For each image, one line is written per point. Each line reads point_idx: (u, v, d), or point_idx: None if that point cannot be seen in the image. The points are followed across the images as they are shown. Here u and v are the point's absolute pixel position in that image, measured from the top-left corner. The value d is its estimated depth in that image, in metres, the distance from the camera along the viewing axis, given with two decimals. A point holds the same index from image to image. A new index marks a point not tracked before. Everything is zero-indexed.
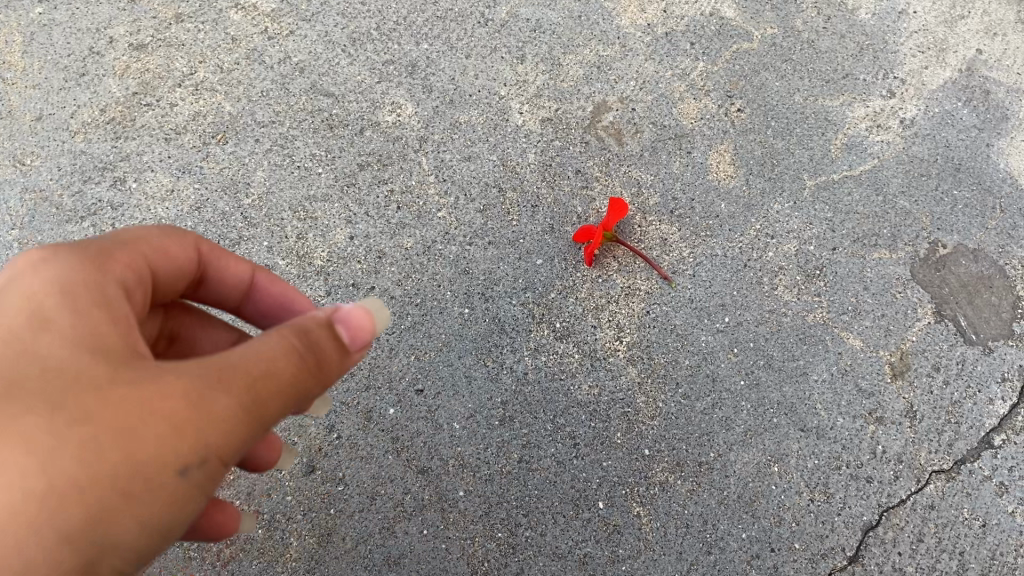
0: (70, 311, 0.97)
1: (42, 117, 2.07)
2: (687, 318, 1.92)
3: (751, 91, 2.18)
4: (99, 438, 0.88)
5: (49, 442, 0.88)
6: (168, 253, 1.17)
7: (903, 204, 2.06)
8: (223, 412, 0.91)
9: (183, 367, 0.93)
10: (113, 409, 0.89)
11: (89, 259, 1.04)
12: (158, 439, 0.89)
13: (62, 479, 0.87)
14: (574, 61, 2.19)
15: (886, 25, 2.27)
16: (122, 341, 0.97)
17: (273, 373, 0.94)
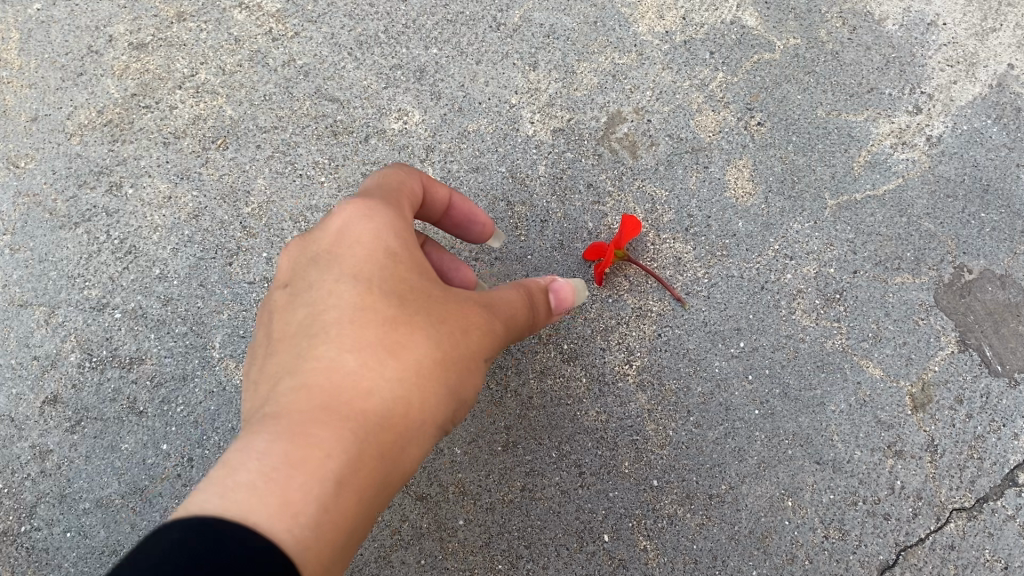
0: (401, 290, 1.24)
1: (37, 117, 2.01)
2: (701, 343, 1.85)
3: (773, 104, 2.09)
4: (444, 382, 1.22)
5: (417, 395, 1.19)
6: (413, 194, 1.41)
7: (928, 225, 1.97)
8: (499, 341, 1.33)
9: (479, 307, 1.30)
10: (452, 364, 1.23)
11: (401, 233, 1.29)
12: (469, 368, 1.26)
13: (423, 422, 1.20)
14: (588, 69, 2.10)
15: (914, 38, 2.15)
16: (451, 309, 1.26)
17: (520, 326, 1.39)
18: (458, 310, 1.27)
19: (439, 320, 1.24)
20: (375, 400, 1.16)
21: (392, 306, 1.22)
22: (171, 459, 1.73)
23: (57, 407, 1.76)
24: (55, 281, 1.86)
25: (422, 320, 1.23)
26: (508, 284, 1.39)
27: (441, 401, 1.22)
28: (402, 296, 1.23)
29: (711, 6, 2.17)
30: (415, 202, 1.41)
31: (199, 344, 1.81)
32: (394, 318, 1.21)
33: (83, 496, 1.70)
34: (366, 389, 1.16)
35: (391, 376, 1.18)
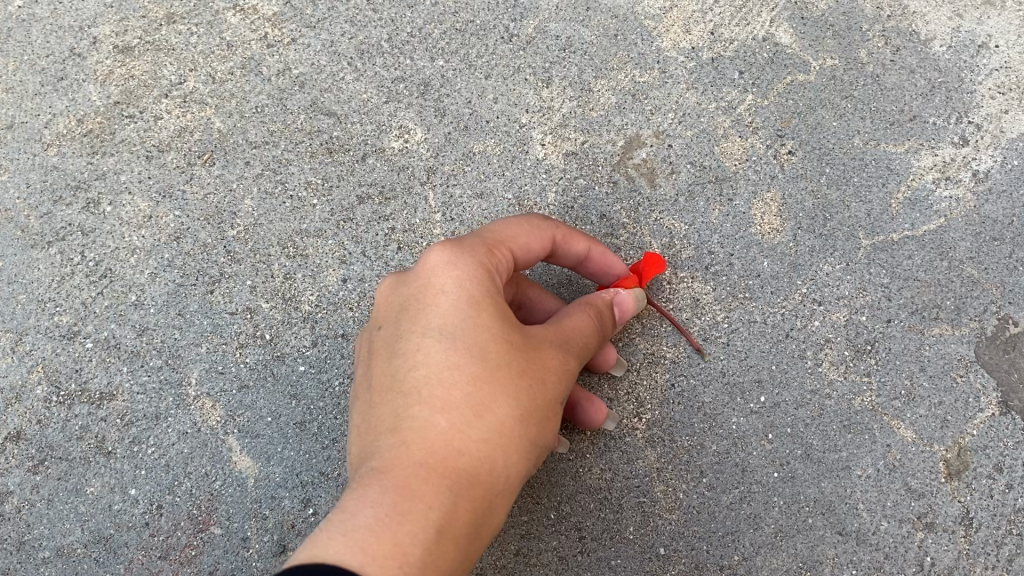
0: (487, 342, 1.24)
1: (14, 125, 1.89)
2: (717, 396, 1.71)
3: (805, 130, 1.92)
4: (533, 431, 1.23)
5: (505, 448, 1.21)
6: (528, 248, 1.44)
7: (971, 271, 1.81)
8: (575, 377, 1.33)
9: (559, 347, 1.31)
10: (534, 413, 1.24)
11: (487, 278, 1.29)
12: (555, 412, 1.28)
13: (515, 471, 1.22)
14: (606, 87, 1.94)
15: (963, 61, 1.97)
16: (535, 356, 1.27)
17: (592, 355, 1.38)
18: (541, 356, 1.27)
19: (526, 367, 1.25)
20: (466, 457, 1.18)
21: (480, 358, 1.22)
22: (138, 506, 1.60)
23: (20, 444, 1.64)
24: (25, 305, 1.74)
25: (508, 371, 1.23)
26: (579, 310, 1.39)
27: (528, 450, 1.24)
28: (489, 345, 1.24)
29: (742, 21, 2.00)
30: (521, 249, 1.43)
31: (174, 380, 1.68)
32: (481, 373, 1.22)
33: (44, 543, 1.58)
34: (459, 445, 1.18)
35: (482, 432, 1.19)
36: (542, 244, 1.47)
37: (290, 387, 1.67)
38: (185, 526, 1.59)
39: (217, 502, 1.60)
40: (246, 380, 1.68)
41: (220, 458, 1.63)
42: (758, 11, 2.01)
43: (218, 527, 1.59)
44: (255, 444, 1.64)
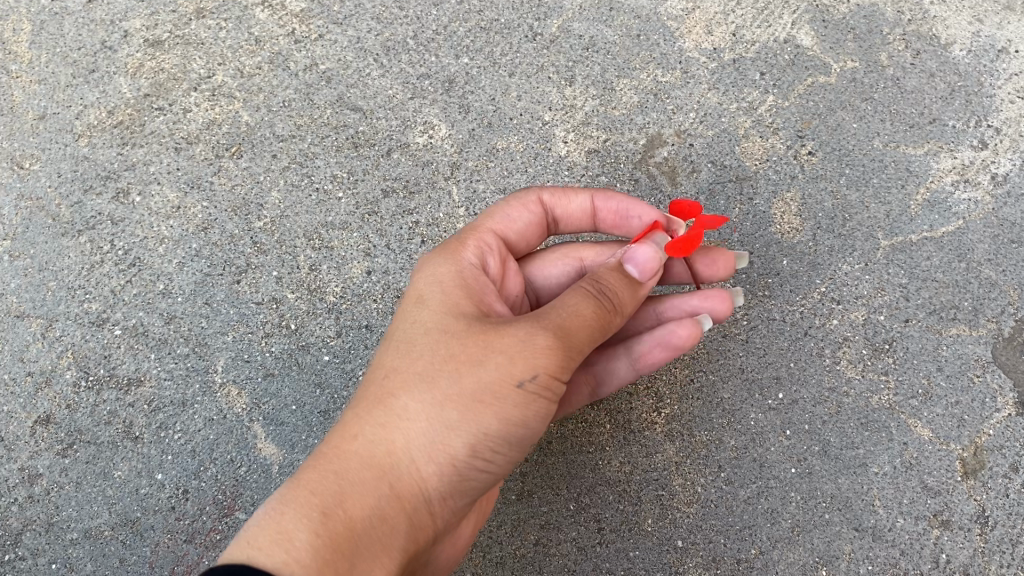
0: (423, 335, 1.24)
1: (45, 115, 1.92)
2: (736, 392, 1.73)
3: (825, 132, 1.94)
4: (453, 415, 1.16)
5: (415, 434, 1.18)
6: (510, 221, 1.49)
7: (988, 273, 1.82)
8: (546, 358, 1.15)
9: (524, 324, 1.18)
10: (457, 398, 1.17)
11: (444, 272, 1.33)
12: (503, 397, 1.15)
13: (431, 457, 1.17)
14: (628, 86, 1.96)
15: (983, 65, 1.99)
16: (478, 340, 1.19)
17: (584, 335, 1.19)
18: (484, 338, 1.19)
19: (456, 352, 1.20)
20: (367, 443, 1.19)
21: (409, 348, 1.24)
22: (165, 490, 1.63)
23: (49, 428, 1.67)
24: (54, 292, 1.77)
25: (432, 357, 1.21)
26: (574, 289, 1.23)
27: (453, 436, 1.16)
28: (424, 335, 1.24)
29: (763, 23, 2.02)
30: (506, 226, 1.49)
31: (200, 367, 1.71)
32: (402, 362, 1.23)
33: (71, 525, 1.60)
34: (365, 432, 1.20)
35: (392, 419, 1.19)
36: (531, 213, 1.51)
37: (315, 377, 1.70)
38: (210, 511, 1.61)
39: (242, 488, 1.63)
40: (272, 368, 1.70)
41: (245, 444, 1.65)
42: (779, 14, 2.04)
43: (243, 512, 1.61)
44: (279, 431, 1.66)
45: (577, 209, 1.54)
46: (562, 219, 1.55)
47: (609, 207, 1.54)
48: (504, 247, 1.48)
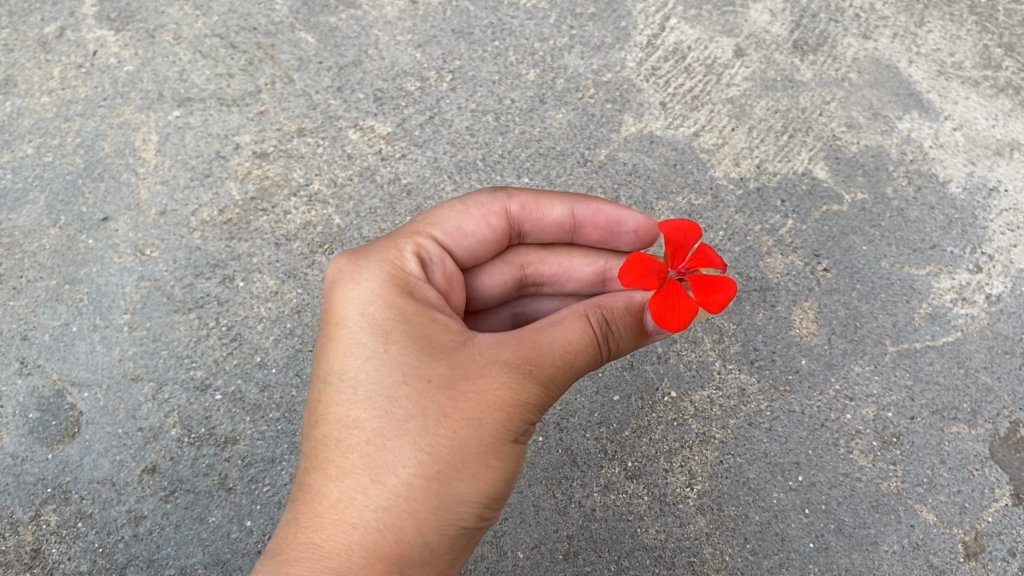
0: (395, 394, 1.32)
1: (165, 211, 2.23)
2: (761, 473, 1.96)
3: (838, 252, 2.22)
4: (463, 483, 1.29)
5: (425, 506, 1.28)
6: (467, 232, 1.59)
7: (985, 379, 2.06)
8: (533, 409, 1.32)
9: (510, 372, 1.31)
10: (462, 464, 1.29)
11: (399, 297, 1.40)
12: (500, 456, 1.31)
13: (439, 528, 1.29)
14: (665, 207, 2.28)
15: (977, 201, 2.30)
16: (458, 401, 1.30)
17: (566, 375, 1.35)
18: (471, 393, 1.30)
19: (445, 410, 1.30)
20: (377, 522, 1.28)
21: (387, 403, 1.32)
22: (253, 535, 1.85)
23: (155, 476, 1.91)
24: (165, 360, 2.03)
25: (419, 418, 1.30)
26: (573, 328, 1.36)
27: (458, 500, 1.29)
28: (400, 388, 1.32)
29: (785, 158, 2.34)
30: (460, 236, 1.59)
31: (289, 430, 1.95)
32: (386, 427, 1.31)
33: (171, 562, 1.84)
34: (372, 509, 1.29)
35: (390, 492, 1.29)
36: (495, 224, 1.61)
37: None
38: None
39: None
40: None
41: None
42: (798, 151, 2.36)
43: None
44: None
45: (552, 219, 1.65)
46: (530, 228, 1.66)
47: (589, 221, 1.66)
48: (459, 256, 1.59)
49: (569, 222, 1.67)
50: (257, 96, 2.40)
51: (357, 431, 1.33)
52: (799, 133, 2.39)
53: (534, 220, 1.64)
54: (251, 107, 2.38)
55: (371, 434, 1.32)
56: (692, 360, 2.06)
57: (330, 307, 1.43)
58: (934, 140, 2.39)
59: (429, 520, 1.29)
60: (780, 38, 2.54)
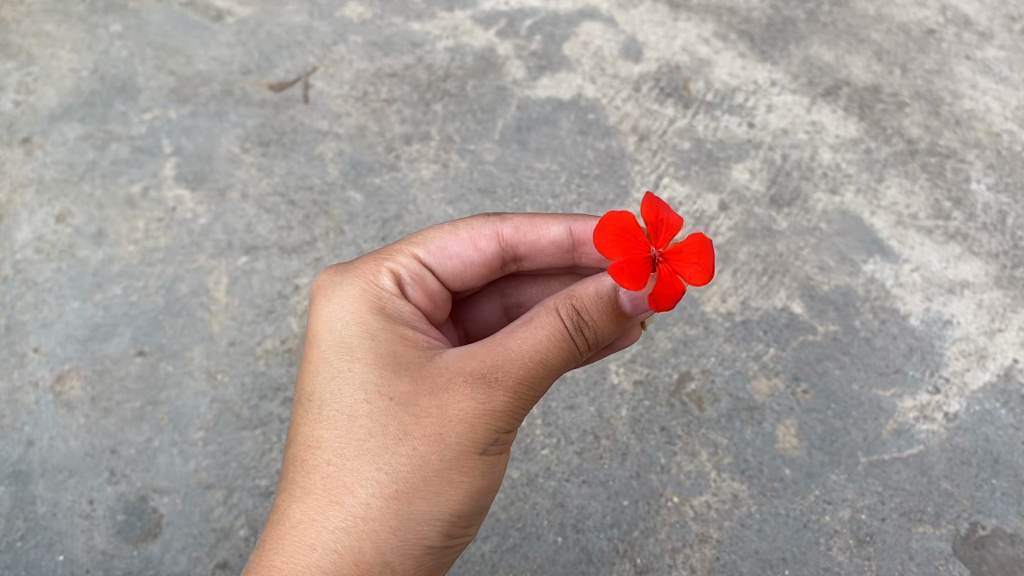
0: (367, 413, 1.58)
1: (235, 341, 2.60)
2: (752, 568, 2.29)
3: (815, 375, 2.58)
4: (428, 482, 1.51)
5: (393, 501, 1.50)
6: (450, 251, 1.92)
7: (946, 485, 2.38)
8: (495, 416, 1.55)
9: (473, 382, 1.56)
10: (428, 466, 1.52)
11: (374, 325, 1.70)
12: (461, 467, 1.54)
13: (399, 536, 1.50)
14: (664, 336, 2.65)
15: (933, 331, 2.69)
16: (421, 414, 1.55)
17: (525, 388, 1.58)
18: (435, 406, 1.55)
19: (407, 424, 1.55)
20: (349, 516, 1.49)
21: (355, 420, 1.59)
22: None
23: (226, 570, 2.22)
24: (236, 469, 2.35)
25: (382, 434, 1.55)
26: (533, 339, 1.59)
27: (418, 513, 1.51)
28: (367, 408, 1.59)
29: (766, 295, 2.74)
30: (445, 254, 1.92)
31: None
32: (357, 438, 1.56)
33: None
34: (345, 507, 1.50)
35: (351, 503, 1.51)
36: (482, 245, 1.92)
37: None
38: None
39: None
40: None
41: None
42: (777, 289, 2.76)
43: None
44: None
45: (546, 240, 1.92)
46: (522, 249, 1.94)
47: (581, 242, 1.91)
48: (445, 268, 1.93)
49: (565, 241, 1.93)
50: (314, 244, 2.81)
51: (333, 444, 1.57)
52: (777, 274, 2.80)
53: (526, 241, 1.93)
54: (308, 254, 2.79)
55: (345, 445, 1.56)
56: (691, 469, 2.42)
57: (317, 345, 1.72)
58: (895, 280, 2.81)
59: (396, 516, 1.49)
60: (758, 194, 3.00)
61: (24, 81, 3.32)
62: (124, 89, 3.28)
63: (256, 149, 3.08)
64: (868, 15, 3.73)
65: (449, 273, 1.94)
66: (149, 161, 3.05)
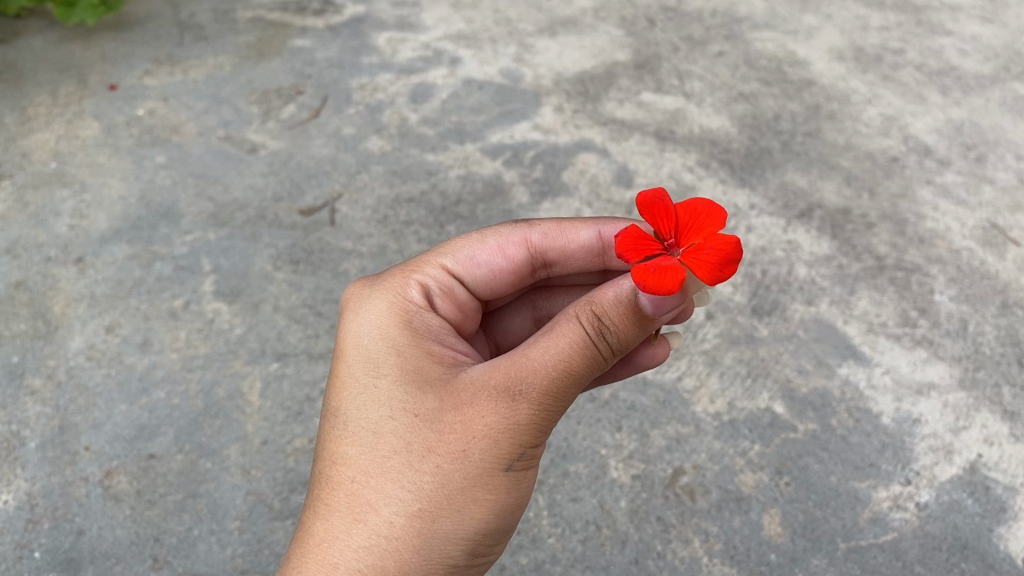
0: (394, 432, 1.79)
1: (267, 440, 2.86)
2: None
3: (796, 469, 2.83)
4: (454, 497, 1.72)
5: (421, 515, 1.71)
6: (478, 262, 2.22)
7: (919, 569, 2.62)
8: (519, 429, 1.74)
9: (491, 398, 1.76)
10: (453, 480, 1.72)
11: (403, 344, 1.94)
12: (482, 481, 1.74)
13: (423, 550, 1.69)
14: (659, 433, 2.93)
15: (904, 428, 2.96)
16: (445, 432, 1.76)
17: (548, 404, 1.77)
18: (455, 424, 1.76)
19: (428, 443, 1.76)
20: (380, 527, 1.70)
21: (379, 440, 1.80)
22: None
23: None
24: (268, 556, 2.57)
25: (411, 447, 1.76)
26: (554, 352, 1.79)
27: (442, 529, 1.71)
28: (390, 428, 1.80)
29: (751, 395, 3.03)
30: (473, 264, 2.22)
31: None
32: (389, 453, 1.77)
33: None
34: (375, 519, 1.71)
35: (375, 521, 1.71)
36: (510, 253, 2.23)
37: None
38: None
39: None
40: None
41: None
42: (760, 391, 3.04)
43: None
44: None
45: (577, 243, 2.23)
46: (552, 255, 2.25)
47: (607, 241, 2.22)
48: (481, 275, 2.23)
49: (595, 244, 2.24)
50: None
51: (364, 461, 1.78)
52: (760, 376, 3.09)
53: (553, 248, 2.24)
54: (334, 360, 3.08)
55: (374, 461, 1.77)
56: (685, 555, 2.64)
57: (348, 361, 1.95)
58: (868, 382, 3.09)
59: (424, 527, 1.70)
60: (741, 304, 3.33)
61: (77, 206, 3.69)
62: (168, 214, 3.65)
63: (287, 266, 3.44)
64: (836, 143, 4.14)
65: (482, 280, 2.24)
66: (190, 278, 3.39)
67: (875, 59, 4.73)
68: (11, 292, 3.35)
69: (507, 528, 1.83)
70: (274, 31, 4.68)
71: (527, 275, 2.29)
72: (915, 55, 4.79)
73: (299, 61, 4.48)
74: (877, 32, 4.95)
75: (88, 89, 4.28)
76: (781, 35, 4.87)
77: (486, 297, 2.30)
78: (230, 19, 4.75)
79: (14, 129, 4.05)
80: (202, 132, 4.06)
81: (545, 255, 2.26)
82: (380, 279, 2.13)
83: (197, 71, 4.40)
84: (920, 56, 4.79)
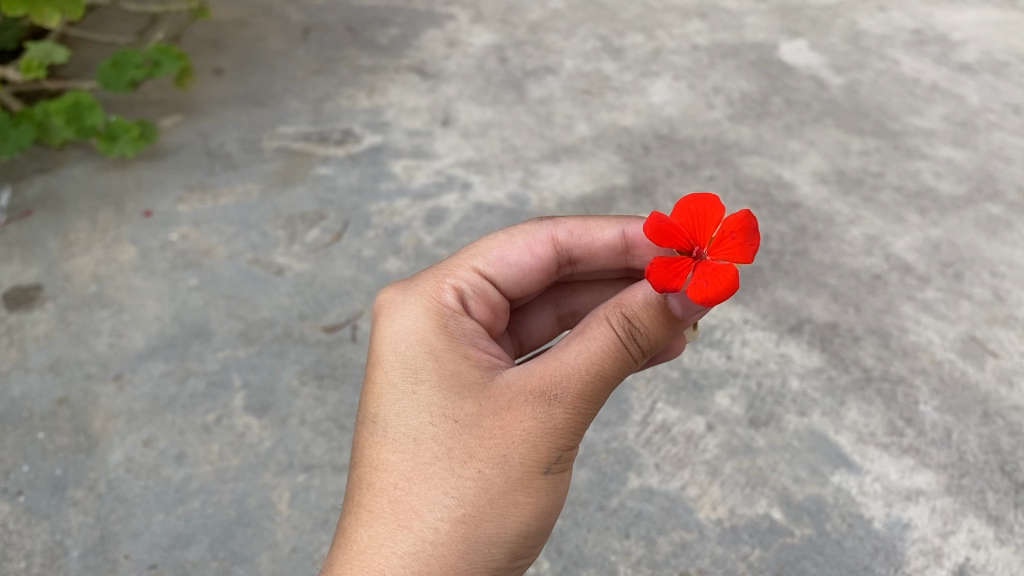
0: (441, 440, 2.08)
1: (296, 548, 3.10)
2: None
3: (795, 572, 3.11)
4: (496, 497, 2.01)
5: (466, 513, 2.00)
6: (505, 265, 2.61)
7: None
8: (552, 432, 2.04)
9: (528, 402, 2.06)
10: (495, 482, 2.02)
11: (446, 357, 2.24)
12: (522, 482, 2.03)
13: (472, 546, 1.98)
14: (665, 539, 3.19)
15: (895, 533, 3.23)
16: (484, 439, 2.05)
17: (578, 410, 2.06)
18: (495, 430, 2.05)
19: (471, 446, 2.05)
20: (429, 524, 1.99)
21: (426, 446, 2.09)
22: None
23: None
24: None
25: (456, 452, 2.06)
26: (584, 358, 2.08)
27: (489, 527, 2.00)
28: (435, 436, 2.10)
29: (751, 502, 3.32)
30: (501, 267, 2.61)
31: None
32: (436, 457, 2.07)
33: None
34: (425, 515, 2.00)
35: (425, 518, 2.00)
36: (538, 252, 2.63)
37: None
38: None
39: None
40: None
41: None
42: (759, 498, 3.34)
43: None
44: None
45: (608, 238, 2.60)
46: (579, 251, 2.64)
47: (628, 237, 2.58)
48: (511, 275, 2.62)
49: (621, 241, 2.60)
50: None
51: (414, 465, 2.08)
52: (758, 484, 3.38)
53: (582, 245, 2.62)
54: None
55: (422, 465, 2.07)
56: None
57: (396, 372, 2.25)
58: (859, 488, 3.36)
59: (469, 524, 1.99)
60: (739, 415, 3.62)
61: (116, 325, 3.96)
62: (201, 332, 3.91)
63: (312, 381, 3.69)
64: (823, 261, 4.44)
65: (511, 279, 2.62)
66: (222, 393, 3.63)
67: (856, 182, 5.09)
68: (54, 407, 3.58)
69: (546, 525, 2.12)
70: (297, 160, 5.05)
71: (555, 268, 2.68)
72: (893, 177, 5.16)
73: (321, 187, 4.83)
74: (858, 156, 5.33)
75: (125, 215, 4.59)
76: (768, 160, 5.24)
77: (519, 289, 2.67)
78: (257, 148, 5.12)
79: (55, 252, 4.33)
80: (232, 254, 4.36)
81: (571, 249, 2.64)
82: (415, 292, 2.46)
83: (226, 197, 4.74)
84: (899, 178, 5.15)
